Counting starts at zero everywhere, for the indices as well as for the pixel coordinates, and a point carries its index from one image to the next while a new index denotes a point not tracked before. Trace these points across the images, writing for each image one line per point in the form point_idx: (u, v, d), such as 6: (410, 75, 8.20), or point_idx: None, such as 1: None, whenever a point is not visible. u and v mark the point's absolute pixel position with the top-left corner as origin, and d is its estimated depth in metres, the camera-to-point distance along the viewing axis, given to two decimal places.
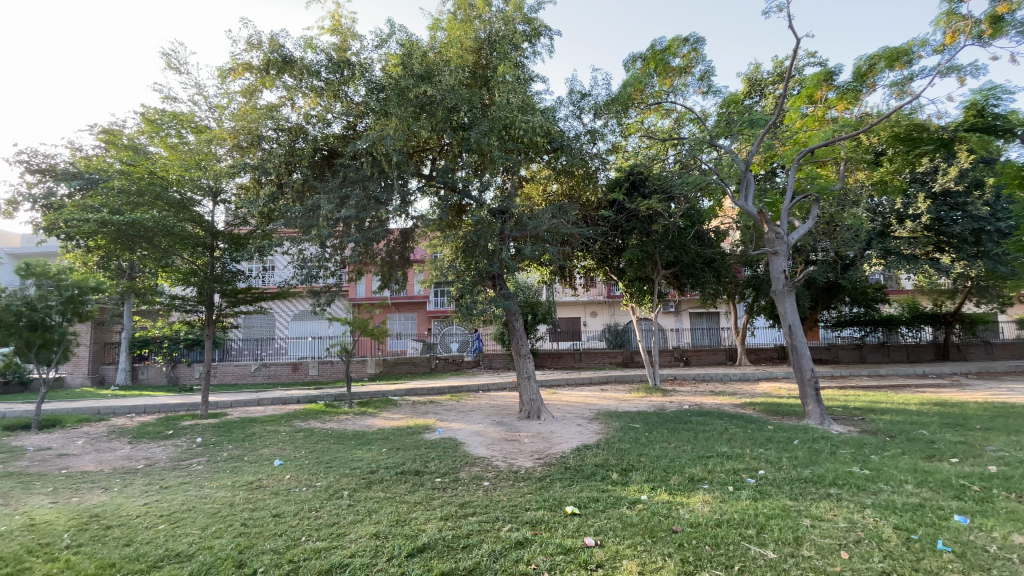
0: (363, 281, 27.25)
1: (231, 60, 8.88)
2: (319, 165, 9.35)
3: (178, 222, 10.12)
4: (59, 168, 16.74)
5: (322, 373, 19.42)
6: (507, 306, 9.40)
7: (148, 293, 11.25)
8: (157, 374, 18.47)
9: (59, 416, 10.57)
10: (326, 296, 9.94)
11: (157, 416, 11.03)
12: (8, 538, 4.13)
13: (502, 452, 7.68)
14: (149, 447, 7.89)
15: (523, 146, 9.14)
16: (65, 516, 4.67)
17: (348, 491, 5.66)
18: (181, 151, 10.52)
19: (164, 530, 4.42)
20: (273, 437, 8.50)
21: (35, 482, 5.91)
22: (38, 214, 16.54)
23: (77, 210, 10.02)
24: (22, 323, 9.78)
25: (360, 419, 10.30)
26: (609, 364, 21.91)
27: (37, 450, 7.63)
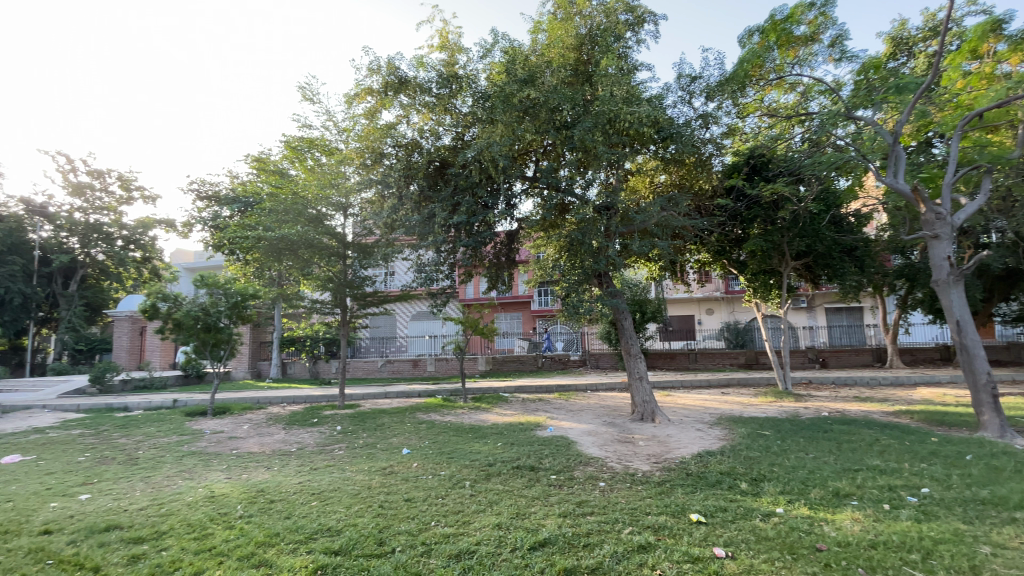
0: (471, 283, 28.48)
1: (356, 86, 9.78)
2: (433, 176, 9.80)
3: (316, 235, 11.41)
4: (222, 194, 19.79)
5: (438, 369, 20.68)
6: (616, 305, 9.16)
7: (293, 298, 12.85)
8: (302, 369, 21.07)
9: (230, 404, 12.52)
10: (442, 297, 10.54)
11: (303, 406, 12.55)
12: (198, 507, 4.95)
13: (616, 453, 7.50)
14: (299, 433, 9.00)
15: (629, 139, 8.84)
16: (238, 490, 5.48)
17: (470, 482, 5.92)
18: (317, 172, 11.88)
19: (316, 507, 4.99)
20: (400, 428, 9.19)
21: (214, 460, 7.02)
22: (209, 234, 19.77)
23: (241, 230, 11.88)
24: (201, 325, 11.74)
25: (475, 414, 10.75)
26: (729, 364, 20.40)
27: (214, 433, 9.09)
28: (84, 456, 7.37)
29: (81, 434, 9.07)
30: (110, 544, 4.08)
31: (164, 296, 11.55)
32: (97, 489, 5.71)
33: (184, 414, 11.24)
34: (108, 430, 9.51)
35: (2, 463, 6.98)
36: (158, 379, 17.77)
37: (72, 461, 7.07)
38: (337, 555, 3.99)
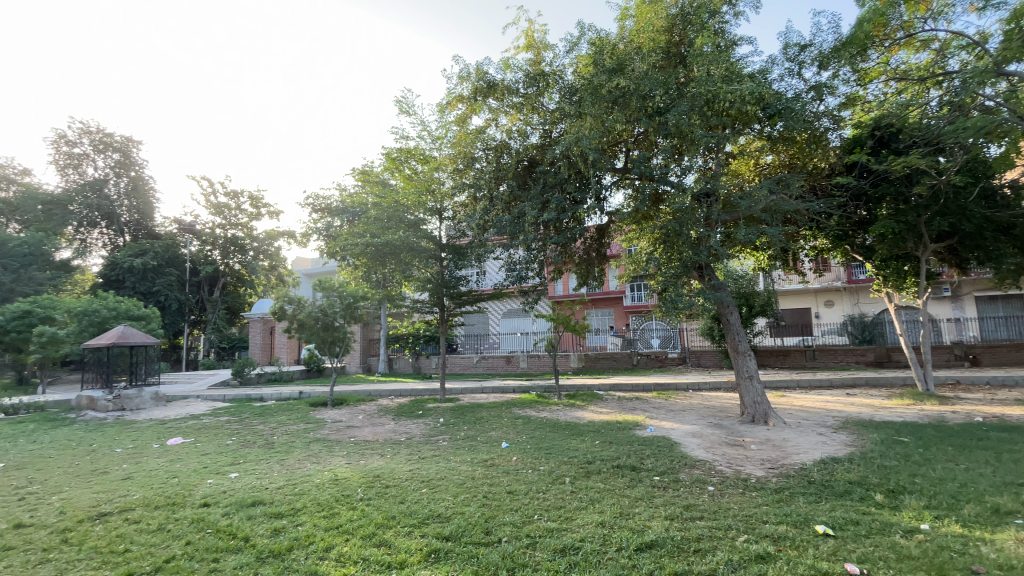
0: (562, 280, 28.48)
1: (447, 95, 10.18)
2: (522, 176, 9.85)
3: (416, 239, 12.09)
4: (333, 206, 21.73)
5: (531, 366, 20.95)
6: (719, 298, 8.60)
7: (396, 298, 13.74)
8: (405, 364, 22.53)
9: (346, 397, 13.73)
10: (534, 295, 10.65)
11: (409, 399, 13.38)
12: (324, 489, 5.48)
13: (725, 456, 7.05)
14: (407, 424, 9.62)
15: (730, 119, 8.24)
16: (358, 475, 5.98)
17: (570, 478, 5.90)
18: (415, 180, 12.60)
19: (426, 493, 5.29)
20: (498, 422, 9.44)
21: (336, 446, 7.73)
22: (323, 242, 21.84)
23: (351, 237, 12.89)
24: (320, 325, 12.98)
25: (571, 411, 10.73)
26: (854, 363, 18.28)
27: (334, 422, 10.02)
28: (231, 440, 8.50)
29: (229, 420, 10.48)
30: (256, 518, 4.65)
31: (289, 298, 12.94)
32: (243, 468, 6.55)
33: (308, 405, 12.53)
34: (249, 417, 10.88)
35: (172, 443, 8.27)
36: (286, 373, 20.01)
37: (223, 444, 8.18)
38: (448, 540, 4.18)
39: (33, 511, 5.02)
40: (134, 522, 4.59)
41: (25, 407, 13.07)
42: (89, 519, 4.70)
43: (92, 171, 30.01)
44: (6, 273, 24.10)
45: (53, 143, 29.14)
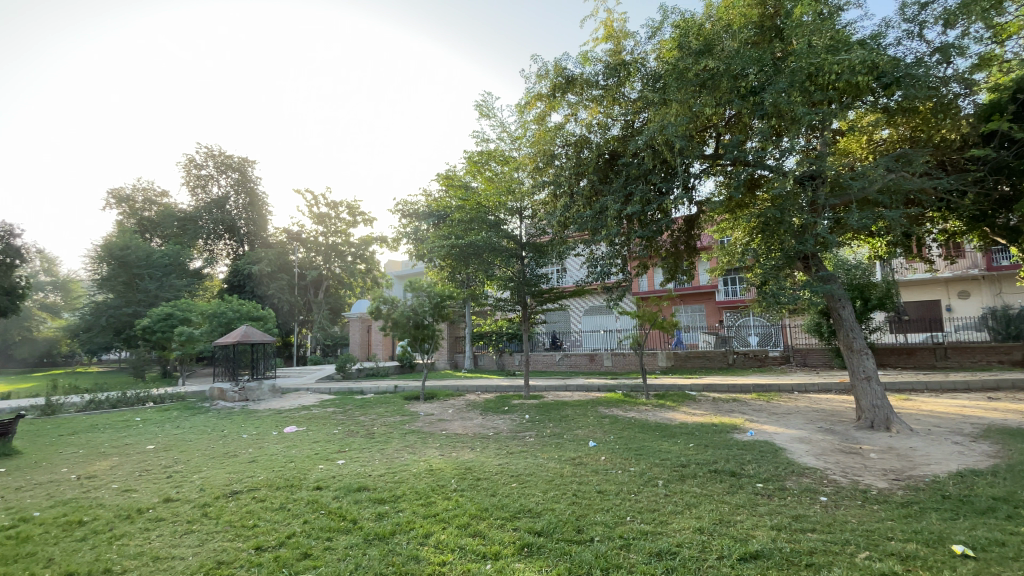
0: (647, 275, 27.59)
1: (526, 94, 10.25)
2: (603, 169, 9.62)
3: (499, 238, 12.31)
4: (420, 210, 22.84)
5: (616, 364, 20.48)
6: (829, 291, 7.83)
7: (481, 297, 14.12)
8: (490, 361, 23.08)
9: (437, 391, 14.37)
10: (618, 291, 10.42)
11: (495, 395, 13.70)
12: (421, 478, 5.77)
13: (838, 465, 6.40)
14: (494, 419, 9.85)
15: (837, 93, 7.46)
16: (452, 467, 6.23)
17: (662, 481, 5.68)
18: (495, 181, 12.71)
19: (516, 488, 5.38)
20: (584, 421, 9.34)
21: (429, 438, 8.12)
22: (412, 245, 23.08)
23: (437, 239, 13.42)
24: (411, 323, 13.66)
25: (660, 411, 10.34)
26: (997, 363, 15.82)
27: (426, 415, 10.52)
28: (337, 429, 9.24)
29: (334, 412, 11.40)
30: (361, 502, 5.01)
31: (383, 298, 13.81)
32: (348, 456, 7.09)
33: (403, 398, 13.28)
34: (351, 409, 11.77)
35: (287, 431, 9.16)
36: (382, 368, 21.38)
37: (331, 433, 8.93)
38: (540, 535, 4.22)
39: (180, 487, 5.81)
40: (259, 501, 5.14)
41: (170, 397, 15.17)
42: (224, 496, 5.35)
43: (216, 189, 34.09)
44: (153, 281, 28.18)
45: (185, 167, 33.53)
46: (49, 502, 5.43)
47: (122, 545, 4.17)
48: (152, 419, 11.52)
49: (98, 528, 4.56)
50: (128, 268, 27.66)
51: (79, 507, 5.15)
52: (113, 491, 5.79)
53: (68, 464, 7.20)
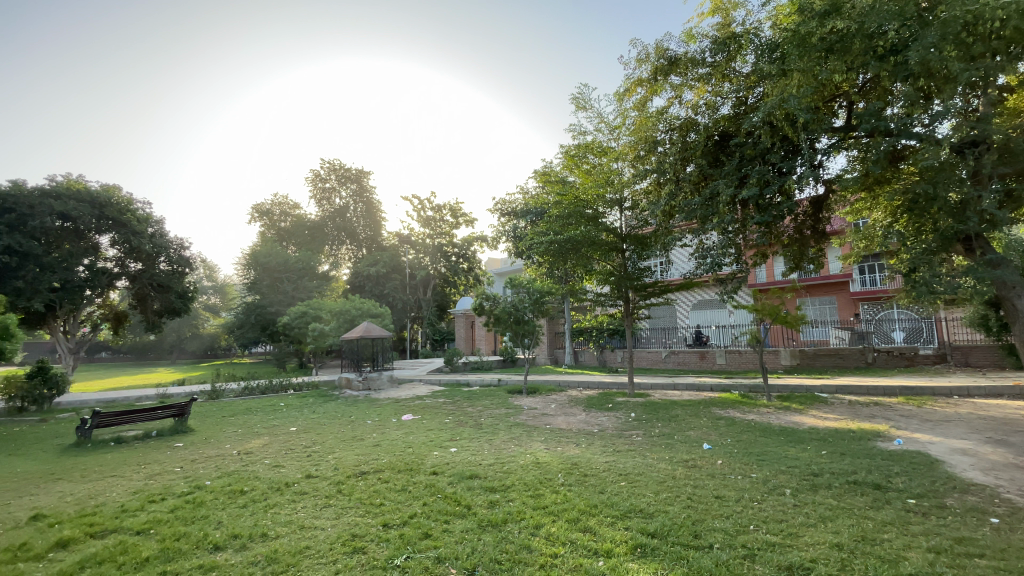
0: (764, 266, 25.40)
1: (625, 81, 9.93)
2: (712, 153, 8.98)
3: (598, 232, 12.11)
4: (518, 208, 23.24)
5: (729, 363, 19.08)
6: (1003, 278, 6.54)
7: (581, 292, 14.06)
8: (591, 357, 22.82)
9: (539, 386, 14.58)
10: (732, 283, 9.67)
11: (598, 391, 13.53)
12: (529, 470, 5.88)
13: (1018, 483, 5.35)
14: (599, 416, 9.72)
15: (1010, 38, 6.18)
16: (558, 461, 6.27)
17: (790, 490, 5.18)
18: (593, 173, 12.45)
19: (626, 487, 5.25)
20: (696, 421, 8.84)
21: (534, 432, 8.27)
22: (511, 243, 23.69)
23: (536, 236, 13.47)
24: (513, 319, 13.96)
25: (784, 414, 9.43)
26: None
27: (530, 409, 10.71)
28: (448, 419, 9.78)
29: (444, 402, 12.09)
30: (474, 489, 5.24)
31: (486, 296, 14.28)
32: (460, 444, 7.47)
33: (507, 392, 13.66)
34: (460, 400, 12.40)
35: (404, 419, 9.90)
36: (487, 362, 22.23)
37: (443, 422, 9.48)
38: (653, 537, 4.08)
39: (317, 465, 6.55)
40: (384, 482, 5.61)
41: (306, 385, 17.18)
42: (354, 476, 5.91)
43: (338, 200, 37.64)
44: (290, 283, 32.08)
45: (312, 181, 37.54)
46: (218, 472, 6.43)
47: (274, 514, 4.80)
48: (292, 405, 13.11)
49: (255, 497, 5.29)
50: (269, 272, 31.85)
51: (241, 479, 6.03)
52: (266, 465, 6.69)
53: (230, 441, 8.47)
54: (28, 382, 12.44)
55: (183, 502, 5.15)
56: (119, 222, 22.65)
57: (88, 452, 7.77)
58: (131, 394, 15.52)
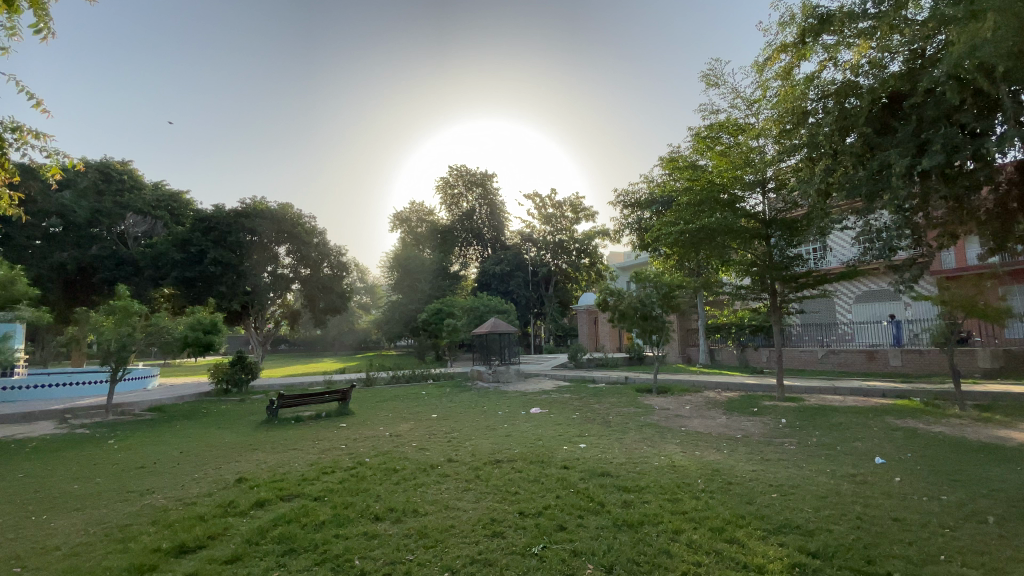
0: (951, 249, 21.10)
1: (766, 49, 8.94)
2: (879, 119, 7.65)
3: (737, 219, 11.11)
4: (643, 199, 22.41)
5: (907, 365, 16.29)
6: None
7: (716, 284, 13.06)
8: (729, 355, 21.12)
9: (671, 385, 13.87)
10: (910, 270, 8.16)
11: (740, 393, 12.43)
12: (664, 472, 5.62)
13: None
14: (742, 421, 8.92)
15: None
16: (697, 466, 5.90)
17: (998, 519, 4.22)
18: (728, 154, 11.46)
19: (778, 499, 4.75)
20: (865, 431, 7.64)
21: (668, 433, 7.89)
22: (635, 236, 22.92)
23: (664, 226, 12.74)
24: (639, 315, 13.39)
25: (988, 429, 7.71)
26: None
27: (662, 409, 10.22)
28: (576, 415, 9.81)
29: (571, 398, 12.13)
30: (607, 487, 5.16)
31: (611, 291, 13.94)
32: (590, 441, 7.43)
33: (636, 390, 13.25)
34: (587, 396, 12.35)
35: (533, 413, 10.15)
36: (613, 359, 21.80)
37: (571, 417, 9.52)
38: (815, 557, 3.62)
39: (457, 451, 7.01)
40: (518, 471, 5.80)
41: (443, 376, 18.55)
42: (490, 463, 6.21)
43: (465, 203, 39.85)
44: (426, 283, 34.99)
45: (442, 188, 40.29)
46: (374, 452, 7.23)
47: (422, 492, 5.25)
48: (432, 394, 14.25)
49: (405, 476, 5.85)
50: (408, 274, 35.01)
51: (393, 459, 6.72)
52: (413, 448, 7.36)
53: (383, 424, 9.48)
54: (232, 368, 15.32)
55: (348, 476, 5.89)
56: (292, 234, 26.78)
57: (275, 428, 9.28)
58: (305, 380, 18.23)
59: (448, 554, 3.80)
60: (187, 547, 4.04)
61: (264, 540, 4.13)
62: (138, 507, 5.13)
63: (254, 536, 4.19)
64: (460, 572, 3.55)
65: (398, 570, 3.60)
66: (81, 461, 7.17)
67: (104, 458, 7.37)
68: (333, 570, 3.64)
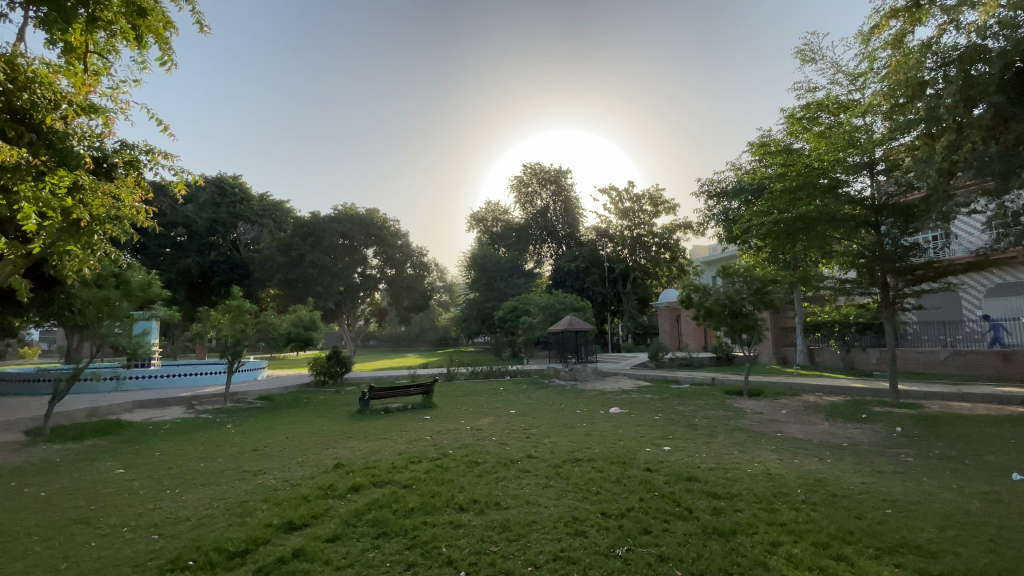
0: None
1: (871, 17, 8.05)
2: (1017, 84, 6.60)
3: (840, 205, 10.09)
4: (730, 188, 21.11)
5: None
6: None
7: (817, 278, 12.00)
8: (833, 356, 19.30)
9: (763, 387, 12.95)
10: None
11: (845, 398, 11.32)
12: (759, 480, 5.26)
13: None
14: (848, 428, 8.12)
15: None
16: (795, 475, 5.46)
17: None
18: (827, 136, 10.52)
19: (893, 516, 4.26)
20: (1004, 445, 6.62)
21: (761, 439, 7.37)
22: (722, 228, 21.67)
23: (756, 217, 11.92)
24: (729, 312, 12.69)
25: None
26: None
27: (754, 414, 9.56)
28: (659, 415, 9.50)
29: (653, 398, 11.72)
30: (694, 492, 4.93)
31: (695, 287, 13.30)
32: (674, 444, 7.14)
33: (724, 392, 12.55)
34: (670, 397, 11.91)
35: (613, 412, 9.93)
36: (697, 359, 20.79)
37: (654, 418, 9.22)
38: None
39: (537, 447, 7.06)
40: (599, 471, 5.72)
41: (520, 372, 18.78)
42: (570, 461, 6.19)
43: (540, 201, 39.86)
44: (503, 281, 35.59)
45: (517, 186, 40.60)
46: (457, 444, 7.48)
47: (503, 486, 5.35)
48: (510, 390, 14.49)
49: (487, 469, 5.99)
50: (485, 272, 35.79)
51: (475, 451, 6.92)
52: (493, 442, 7.52)
53: (464, 418, 9.77)
54: (328, 362, 16.59)
55: (433, 466, 6.15)
56: (379, 237, 28.53)
57: (366, 419, 9.90)
58: (392, 375, 19.30)
59: (530, 549, 3.84)
60: (294, 524, 4.44)
61: (359, 522, 4.42)
62: (252, 485, 5.71)
63: (351, 518, 4.50)
64: (542, 568, 3.57)
65: (481, 560, 3.69)
66: (205, 443, 8.13)
67: (223, 441, 8.28)
68: (422, 555, 3.82)
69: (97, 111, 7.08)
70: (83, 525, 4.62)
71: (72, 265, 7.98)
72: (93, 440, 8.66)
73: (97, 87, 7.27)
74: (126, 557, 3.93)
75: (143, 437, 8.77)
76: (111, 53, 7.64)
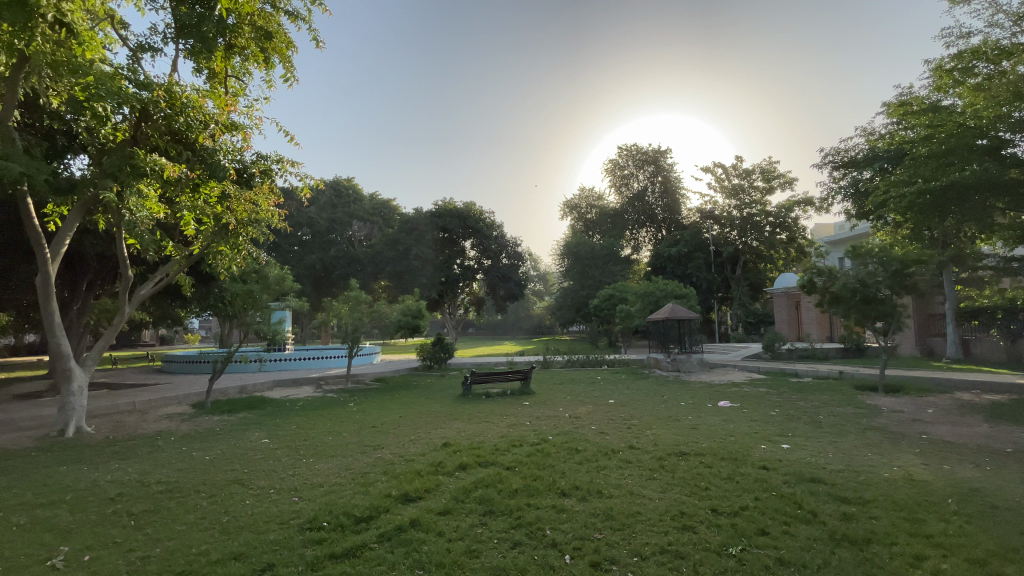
0: None
1: None
2: None
3: (1003, 169, 8.48)
4: (861, 156, 18.70)
5: None
6: None
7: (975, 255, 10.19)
8: (994, 349, 16.45)
9: (902, 383, 11.34)
10: None
11: (1011, 397, 9.55)
12: (898, 486, 4.66)
13: None
14: (1015, 431, 6.86)
15: None
16: (945, 482, 4.73)
17: None
18: (985, 88, 8.61)
19: None
20: None
21: (902, 441, 6.47)
22: (850, 203, 19.33)
23: (896, 188, 10.48)
24: (859, 298, 11.25)
25: None
26: None
27: (892, 412, 8.44)
28: (775, 411, 8.76)
29: (768, 393, 10.85)
30: (819, 495, 4.49)
31: (819, 270, 12.05)
32: (794, 441, 6.57)
33: (853, 387, 11.23)
34: (787, 391, 10.93)
35: (722, 406, 9.37)
36: (820, 350, 18.81)
37: (770, 414, 8.53)
38: None
39: (639, 438, 6.91)
40: (708, 466, 5.44)
41: (618, 362, 18.37)
42: (675, 455, 5.96)
43: (636, 184, 38.41)
44: (598, 268, 35.14)
45: (611, 170, 39.50)
46: (557, 431, 7.57)
47: (605, 475, 5.31)
48: (609, 379, 14.33)
49: (588, 457, 5.98)
50: (580, 260, 35.49)
51: (575, 439, 6.95)
52: (593, 431, 7.48)
53: (563, 405, 9.84)
54: (434, 348, 17.63)
55: (535, 450, 6.30)
56: (476, 229, 29.67)
57: (469, 402, 10.39)
58: (492, 361, 20.02)
59: (636, 539, 3.79)
60: (409, 497, 4.80)
61: (467, 499, 4.66)
62: (373, 459, 6.28)
63: (460, 494, 4.76)
64: (649, 560, 3.51)
65: (586, 546, 3.72)
66: (332, 419, 9.12)
67: (347, 418, 9.23)
68: (527, 535, 3.94)
69: (236, 128, 8.12)
70: (238, 486, 5.43)
71: (223, 263, 9.32)
72: (243, 413, 10.07)
73: (235, 105, 8.32)
74: (272, 515, 4.53)
75: (282, 413, 10.02)
76: (245, 75, 8.73)
